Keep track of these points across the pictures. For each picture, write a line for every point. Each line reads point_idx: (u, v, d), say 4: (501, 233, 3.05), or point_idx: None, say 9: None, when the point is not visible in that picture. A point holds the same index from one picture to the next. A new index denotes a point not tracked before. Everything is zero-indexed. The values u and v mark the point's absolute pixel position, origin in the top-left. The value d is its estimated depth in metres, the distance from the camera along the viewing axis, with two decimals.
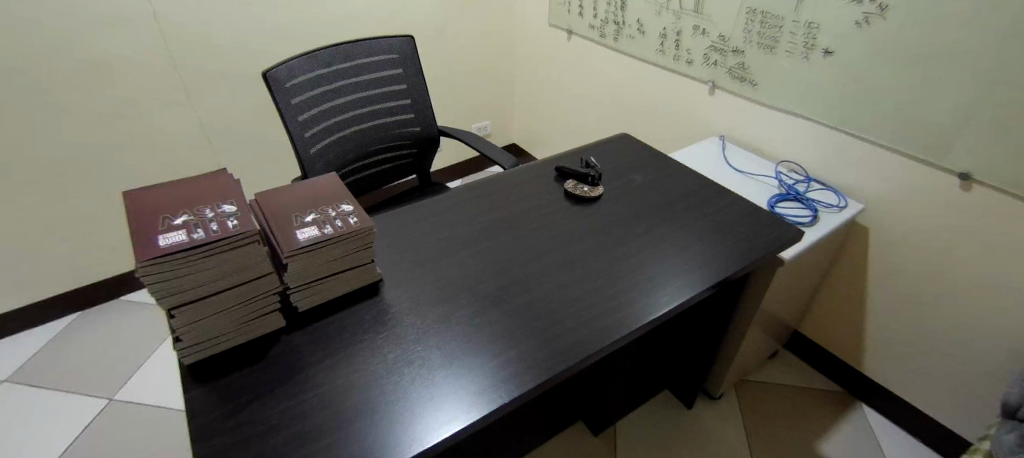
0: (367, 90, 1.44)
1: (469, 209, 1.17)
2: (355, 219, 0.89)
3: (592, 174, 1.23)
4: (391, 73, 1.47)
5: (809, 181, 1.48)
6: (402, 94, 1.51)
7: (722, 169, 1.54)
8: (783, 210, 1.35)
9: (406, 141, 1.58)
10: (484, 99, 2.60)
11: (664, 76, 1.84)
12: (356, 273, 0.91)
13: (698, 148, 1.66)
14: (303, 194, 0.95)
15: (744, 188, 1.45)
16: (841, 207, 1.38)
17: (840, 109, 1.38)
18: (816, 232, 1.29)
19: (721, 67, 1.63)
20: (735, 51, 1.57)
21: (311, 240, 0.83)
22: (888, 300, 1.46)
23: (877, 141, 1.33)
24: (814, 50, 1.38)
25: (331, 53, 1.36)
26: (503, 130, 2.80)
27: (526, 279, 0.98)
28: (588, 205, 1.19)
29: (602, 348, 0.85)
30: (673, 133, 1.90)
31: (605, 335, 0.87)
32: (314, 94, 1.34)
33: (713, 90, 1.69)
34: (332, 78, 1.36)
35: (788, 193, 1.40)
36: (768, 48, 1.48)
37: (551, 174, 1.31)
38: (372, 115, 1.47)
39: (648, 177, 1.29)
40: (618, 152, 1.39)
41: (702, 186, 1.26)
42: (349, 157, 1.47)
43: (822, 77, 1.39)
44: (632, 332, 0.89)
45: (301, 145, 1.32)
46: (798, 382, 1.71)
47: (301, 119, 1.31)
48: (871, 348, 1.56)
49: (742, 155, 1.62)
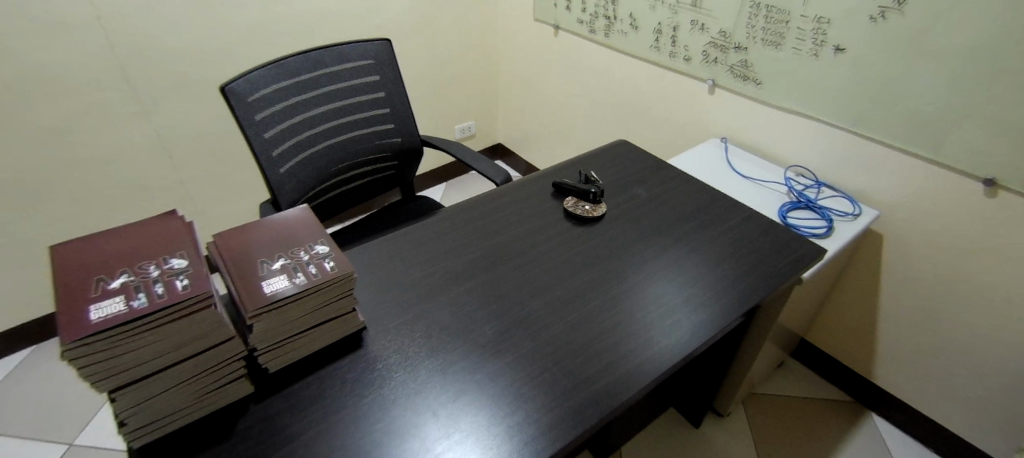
0: (341, 100, 1.30)
1: (459, 235, 1.06)
2: (333, 263, 0.77)
3: (594, 191, 1.12)
4: (368, 80, 1.33)
5: (819, 186, 1.40)
6: (380, 102, 1.37)
7: (727, 175, 1.45)
8: (795, 220, 1.26)
9: (386, 153, 1.45)
10: (467, 98, 2.48)
11: (660, 74, 1.74)
12: (335, 324, 0.79)
13: (699, 152, 1.56)
14: (269, 233, 0.83)
15: (752, 196, 1.36)
16: (856, 214, 1.30)
17: (853, 110, 1.29)
18: (833, 244, 1.20)
19: (721, 65, 1.53)
20: (736, 48, 1.47)
21: (279, 294, 0.71)
22: (902, 309, 1.39)
23: (893, 144, 1.25)
24: (823, 47, 1.29)
25: (299, 61, 1.22)
26: (488, 130, 2.68)
27: (532, 318, 0.87)
28: (590, 226, 1.08)
29: (627, 400, 0.76)
30: (671, 133, 1.81)
31: (631, 384, 0.77)
32: (281, 108, 1.20)
33: (713, 89, 1.59)
34: (300, 89, 1.22)
35: (799, 201, 1.32)
36: (773, 44, 1.38)
37: (548, 190, 1.19)
38: (348, 127, 1.34)
39: (653, 191, 1.19)
40: (619, 164, 1.29)
41: (712, 201, 1.17)
42: (324, 174, 1.34)
43: (832, 76, 1.30)
44: (658, 379, 0.79)
45: (268, 166, 1.18)
46: (807, 393, 1.64)
47: (267, 137, 1.18)
48: (883, 357, 1.50)
49: (746, 158, 1.53)
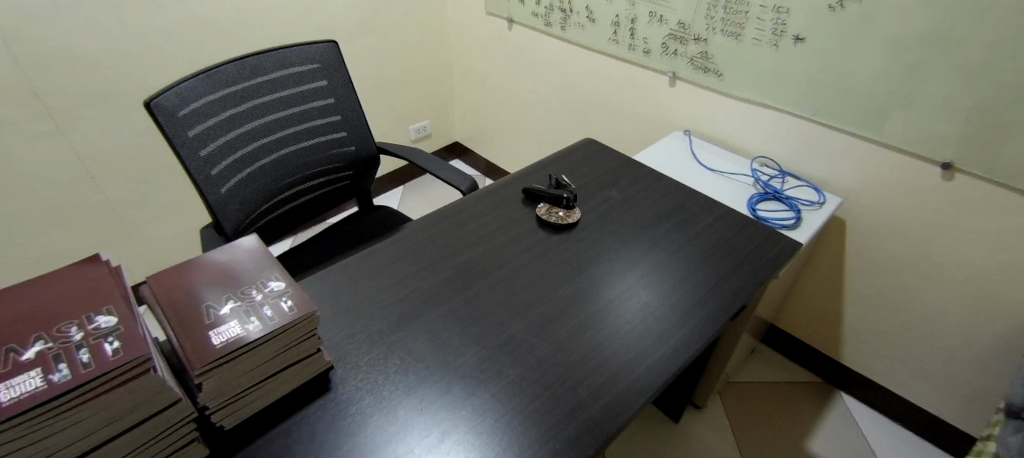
0: (286, 110, 1.19)
1: (427, 253, 0.98)
2: (291, 303, 0.69)
3: (566, 196, 1.07)
4: (315, 87, 1.22)
5: (784, 176, 1.40)
6: (330, 110, 1.26)
7: (694, 168, 1.44)
8: (765, 212, 1.26)
9: (339, 164, 1.35)
10: (420, 97, 2.38)
11: (620, 67, 1.71)
12: (298, 368, 0.71)
13: (664, 146, 1.55)
14: (213, 272, 0.73)
15: (721, 189, 1.35)
16: (822, 202, 1.31)
17: (813, 99, 1.30)
18: (804, 234, 1.20)
19: (681, 57, 1.51)
20: (696, 40, 1.45)
21: (231, 344, 0.63)
22: (865, 291, 1.43)
23: (853, 132, 1.27)
24: (782, 37, 1.29)
25: (235, 69, 1.10)
26: (444, 129, 2.59)
27: (516, 340, 0.82)
28: (566, 234, 1.04)
29: (627, 421, 0.72)
30: (633, 127, 1.79)
31: (628, 404, 0.74)
32: (218, 122, 1.08)
33: (673, 81, 1.57)
34: (239, 99, 1.11)
35: (767, 192, 1.31)
36: (733, 35, 1.37)
37: (518, 197, 1.14)
38: (295, 138, 1.23)
39: (625, 193, 1.16)
40: (588, 165, 1.25)
41: (685, 201, 1.15)
42: (272, 191, 1.23)
43: (792, 65, 1.30)
44: (655, 394, 0.76)
45: (206, 187, 1.07)
46: (778, 377, 1.68)
47: (204, 155, 1.06)
48: (849, 337, 1.54)
49: (711, 150, 1.52)
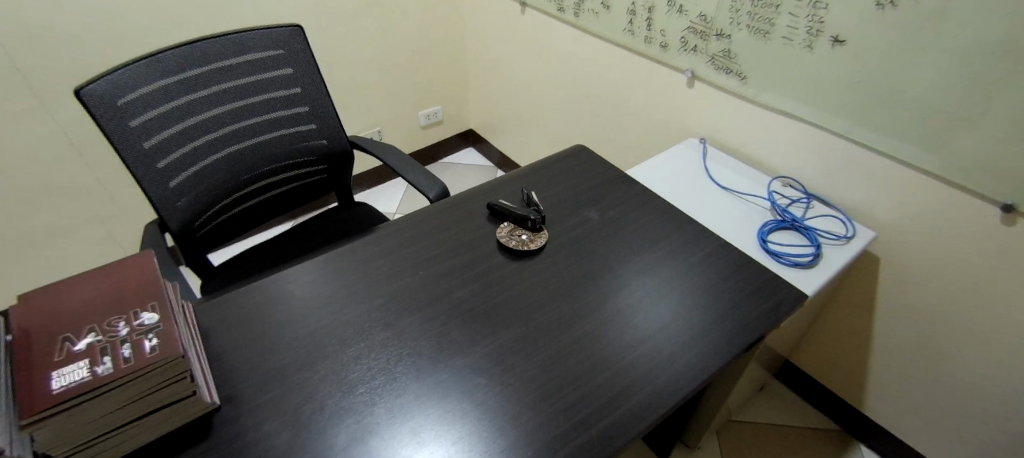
0: (245, 99, 1.10)
1: (361, 275, 0.87)
2: (155, 343, 0.60)
3: (532, 218, 0.93)
4: (278, 75, 1.12)
5: (809, 199, 1.20)
6: (296, 100, 1.17)
7: (702, 182, 1.25)
8: (777, 244, 1.07)
9: (309, 157, 1.26)
10: (431, 82, 2.26)
11: (635, 61, 1.53)
12: (169, 412, 0.62)
13: (674, 154, 1.37)
14: (89, 295, 0.66)
15: (729, 210, 1.16)
16: (849, 236, 1.10)
17: (851, 112, 1.09)
18: (820, 275, 1.01)
19: (701, 54, 1.32)
20: (718, 35, 1.26)
21: (71, 391, 0.55)
22: (897, 339, 1.23)
23: (896, 156, 1.06)
24: (819, 37, 1.08)
25: (183, 54, 1.01)
26: (457, 116, 2.47)
27: (438, 390, 0.70)
28: (525, 262, 0.90)
29: None
30: (647, 129, 1.61)
31: None
32: (164, 111, 1.00)
33: (692, 81, 1.38)
34: (189, 87, 1.02)
35: (784, 219, 1.12)
36: (761, 32, 1.17)
37: (483, 211, 1.01)
38: (256, 130, 1.14)
39: (607, 213, 1.00)
40: (572, 176, 1.09)
41: (675, 228, 0.98)
42: (229, 185, 1.16)
43: (828, 71, 1.09)
44: None
45: (150, 180, 1.00)
46: (787, 420, 1.49)
47: (148, 146, 0.99)
48: (874, 387, 1.34)
49: (726, 163, 1.33)
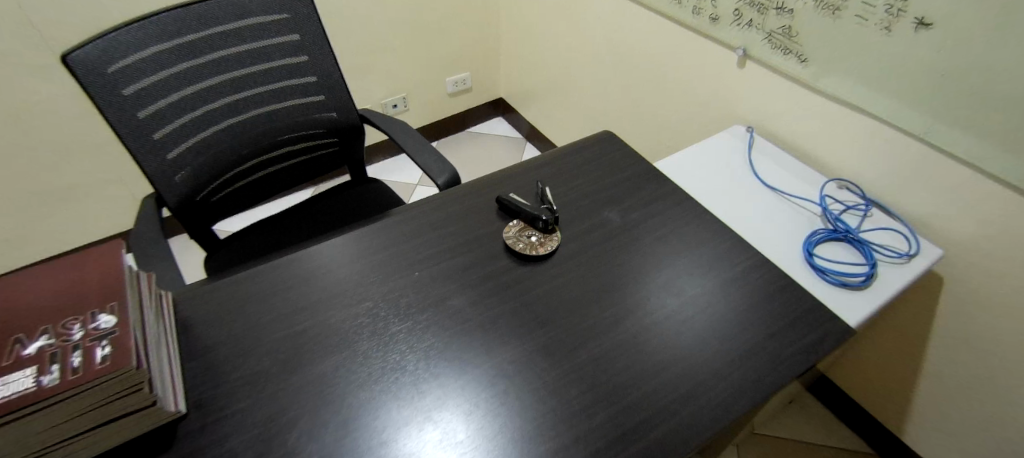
0: (247, 68, 1.03)
1: (352, 272, 0.80)
2: (107, 353, 0.55)
3: (544, 218, 0.84)
4: (283, 42, 1.04)
5: (868, 206, 1.05)
6: (303, 70, 1.09)
7: (745, 179, 1.12)
8: (824, 258, 0.94)
9: (317, 130, 1.18)
10: (461, 46, 2.13)
11: (681, 35, 1.37)
12: (126, 422, 0.58)
13: (716, 143, 1.22)
14: (49, 290, 0.62)
15: (772, 215, 1.03)
16: (912, 253, 0.96)
17: (930, 109, 0.93)
18: (872, 299, 0.88)
19: (756, 30, 1.15)
20: (779, 8, 1.09)
21: (13, 403, 0.51)
22: (953, 369, 1.09)
23: (979, 166, 0.90)
24: (900, 18, 0.91)
25: (178, 17, 0.93)
26: (487, 83, 2.35)
27: (420, 412, 0.63)
28: (532, 268, 0.81)
29: None
30: (687, 111, 1.46)
31: None
32: (158, 79, 0.94)
33: (743, 61, 1.22)
34: (187, 53, 0.95)
35: (836, 229, 0.98)
36: (830, 8, 1.00)
37: (492, 205, 0.91)
38: (259, 100, 1.07)
39: (631, 214, 0.89)
40: (596, 169, 0.98)
41: (708, 236, 0.86)
42: (231, 158, 1.10)
43: (908, 60, 0.93)
44: None
45: (144, 153, 0.95)
46: (815, 438, 1.38)
47: (143, 117, 0.93)
48: (918, 414, 1.21)
49: (775, 157, 1.18)
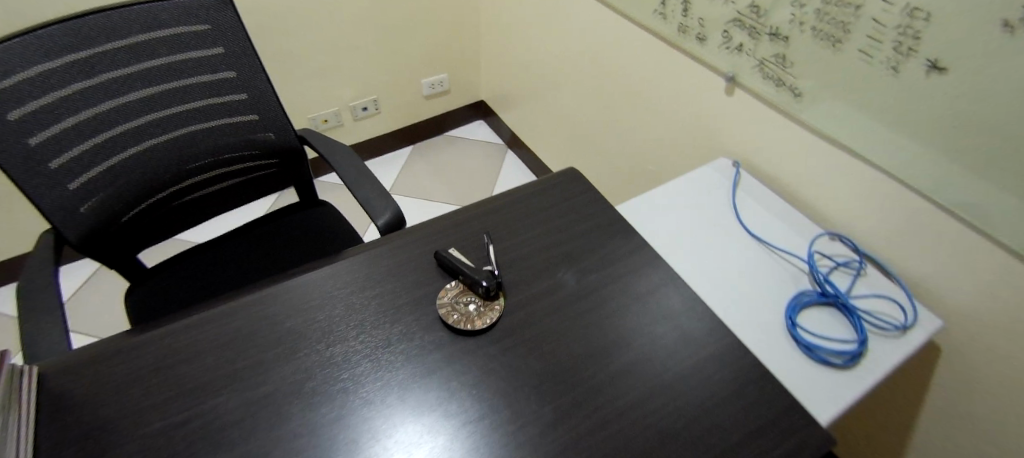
0: (162, 84, 0.90)
1: (254, 345, 0.68)
2: None
3: (483, 284, 0.72)
4: (204, 55, 0.91)
5: (863, 264, 0.93)
6: (232, 86, 0.96)
7: (726, 225, 1.00)
8: (808, 328, 0.83)
9: (252, 151, 1.06)
10: (438, 46, 1.99)
11: (665, 54, 1.24)
12: None
13: (698, 180, 1.11)
14: None
15: (753, 271, 0.92)
16: (910, 324, 0.84)
17: (936, 162, 0.81)
18: (861, 382, 0.77)
19: (747, 55, 1.03)
20: (772, 34, 0.97)
21: None
22: (945, 443, 0.98)
23: (988, 230, 0.78)
24: (910, 57, 0.78)
25: (73, 29, 0.80)
26: (467, 85, 2.21)
27: None
28: (467, 345, 0.69)
29: None
30: (670, 135, 1.34)
31: None
32: (52, 102, 0.80)
33: (731, 89, 1.10)
34: (87, 70, 0.82)
35: (824, 293, 0.87)
36: (830, 39, 0.88)
37: (430, 259, 0.80)
38: (180, 119, 0.95)
39: (589, 276, 0.78)
40: (554, 217, 0.87)
41: (675, 306, 0.75)
42: (152, 183, 0.98)
43: (914, 106, 0.81)
44: None
45: (36, 186, 0.82)
46: None
47: (34, 144, 0.80)
48: None
49: (763, 199, 1.06)
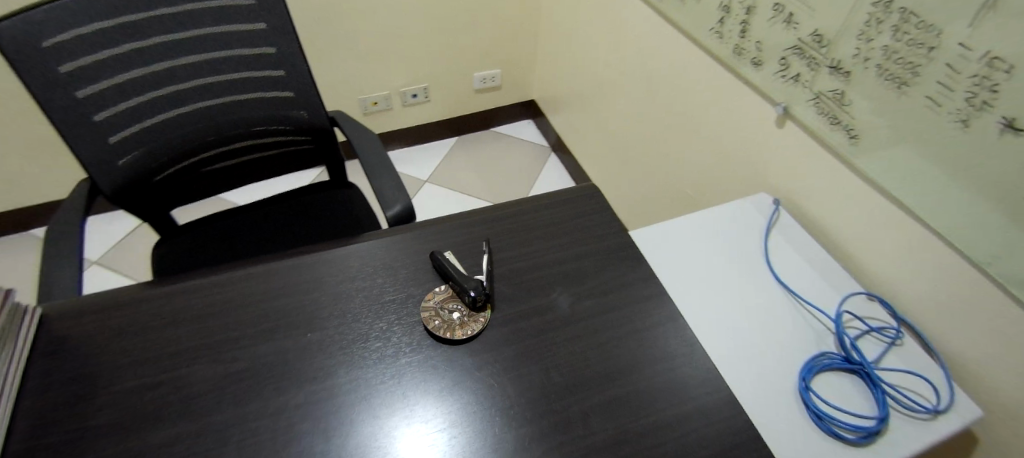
0: (205, 53, 0.93)
1: (238, 320, 0.69)
2: None
3: (470, 294, 0.70)
4: (247, 30, 0.94)
5: (901, 333, 0.84)
6: (270, 63, 0.98)
7: (750, 268, 0.93)
8: (822, 394, 0.76)
9: (285, 127, 1.08)
10: (494, 42, 1.98)
11: (718, 75, 1.17)
12: None
13: (732, 214, 1.04)
14: None
15: (771, 322, 0.85)
16: (944, 409, 0.75)
17: (1002, 234, 0.71)
18: None
19: (803, 87, 0.95)
20: (832, 67, 0.90)
21: None
22: None
23: None
24: (983, 112, 0.69)
25: None
26: (519, 83, 2.19)
27: None
28: (443, 353, 0.67)
29: None
30: (712, 161, 1.26)
31: None
32: (101, 59, 0.85)
33: (782, 121, 1.02)
34: (136, 33, 0.86)
35: (848, 358, 0.79)
36: (895, 80, 0.80)
37: (424, 258, 0.78)
38: (218, 88, 0.98)
39: (584, 302, 0.73)
40: (562, 233, 0.83)
41: (670, 348, 0.70)
42: (187, 146, 1.02)
43: (982, 166, 0.71)
44: None
45: (78, 136, 0.87)
46: None
47: (80, 97, 0.85)
48: None
49: (800, 246, 0.98)
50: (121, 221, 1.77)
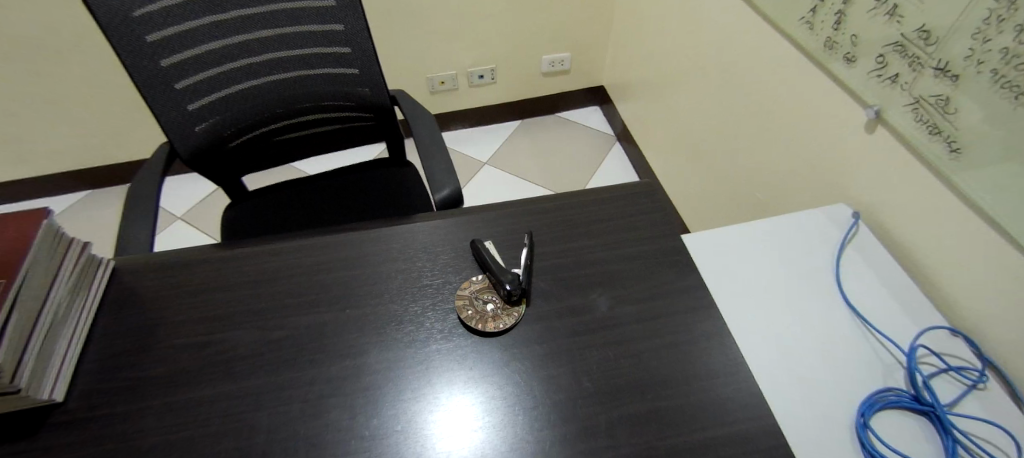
0: (276, 28, 0.97)
1: (283, 289, 0.72)
2: None
3: (506, 287, 0.69)
4: (317, 6, 0.96)
5: (986, 377, 0.75)
6: (337, 40, 1.00)
7: (815, 286, 0.85)
8: (883, 433, 0.69)
9: (348, 102, 1.11)
10: (565, 24, 1.92)
11: (804, 71, 1.07)
12: None
13: (804, 224, 0.95)
14: None
15: (836, 348, 0.78)
16: None
17: None
18: None
19: (901, 90, 0.85)
20: (938, 68, 0.79)
21: None
22: None
23: None
24: None
25: None
26: (589, 68, 2.12)
27: None
28: (474, 344, 0.67)
29: None
30: (788, 164, 1.16)
31: None
32: (184, 30, 0.91)
33: (872, 126, 0.92)
34: (215, 6, 0.91)
35: (918, 398, 0.72)
36: (1015, 88, 0.69)
37: (465, 245, 0.77)
38: (288, 62, 1.02)
39: (624, 307, 0.70)
40: (610, 232, 0.79)
41: (712, 367, 0.65)
42: (258, 117, 1.07)
43: None
44: None
45: (162, 102, 0.94)
46: None
47: (165, 66, 0.91)
48: None
49: (879, 267, 0.88)
50: (204, 181, 1.92)
